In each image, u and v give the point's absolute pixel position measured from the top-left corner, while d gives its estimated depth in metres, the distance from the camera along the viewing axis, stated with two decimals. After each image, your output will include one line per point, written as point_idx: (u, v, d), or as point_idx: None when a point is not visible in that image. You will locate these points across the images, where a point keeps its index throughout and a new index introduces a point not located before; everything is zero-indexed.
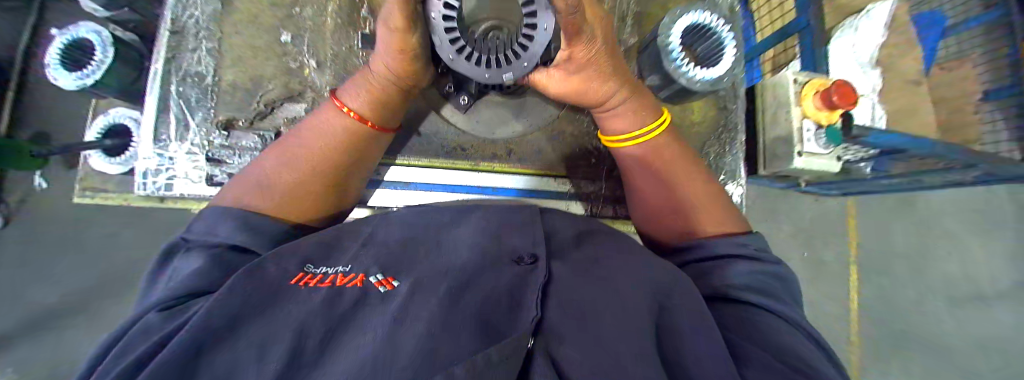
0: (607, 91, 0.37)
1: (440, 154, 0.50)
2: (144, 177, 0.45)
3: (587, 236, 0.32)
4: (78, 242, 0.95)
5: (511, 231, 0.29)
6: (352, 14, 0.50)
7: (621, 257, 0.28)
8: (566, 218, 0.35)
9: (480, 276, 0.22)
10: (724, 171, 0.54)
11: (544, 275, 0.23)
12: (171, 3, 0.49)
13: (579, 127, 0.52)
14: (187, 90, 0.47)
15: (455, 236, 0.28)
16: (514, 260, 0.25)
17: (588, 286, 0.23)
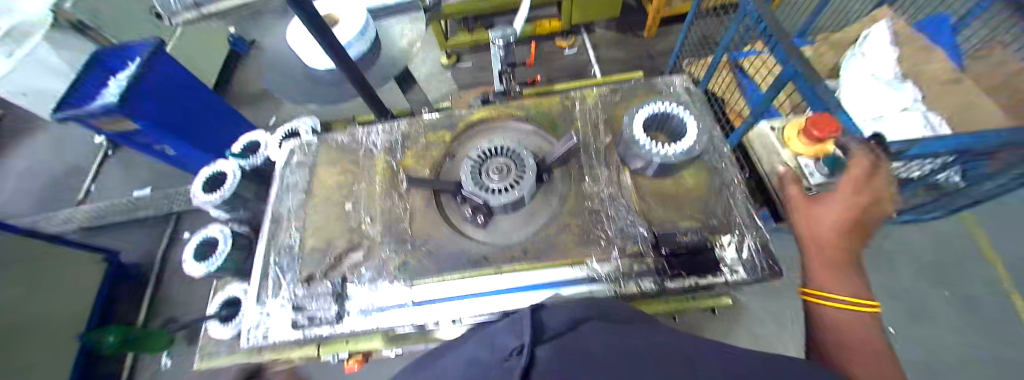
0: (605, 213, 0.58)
1: (467, 266, 0.56)
2: (248, 333, 0.55)
3: (579, 323, 0.35)
4: None
5: (505, 332, 0.33)
6: (393, 179, 0.68)
7: (610, 346, 0.30)
8: (561, 310, 0.38)
9: (475, 377, 0.25)
10: (738, 223, 0.54)
11: (527, 359, 0.26)
12: (274, 202, 0.70)
13: (582, 216, 0.58)
14: (281, 259, 0.62)
15: (460, 348, 0.32)
16: (505, 355, 0.28)
17: (575, 370, 0.25)
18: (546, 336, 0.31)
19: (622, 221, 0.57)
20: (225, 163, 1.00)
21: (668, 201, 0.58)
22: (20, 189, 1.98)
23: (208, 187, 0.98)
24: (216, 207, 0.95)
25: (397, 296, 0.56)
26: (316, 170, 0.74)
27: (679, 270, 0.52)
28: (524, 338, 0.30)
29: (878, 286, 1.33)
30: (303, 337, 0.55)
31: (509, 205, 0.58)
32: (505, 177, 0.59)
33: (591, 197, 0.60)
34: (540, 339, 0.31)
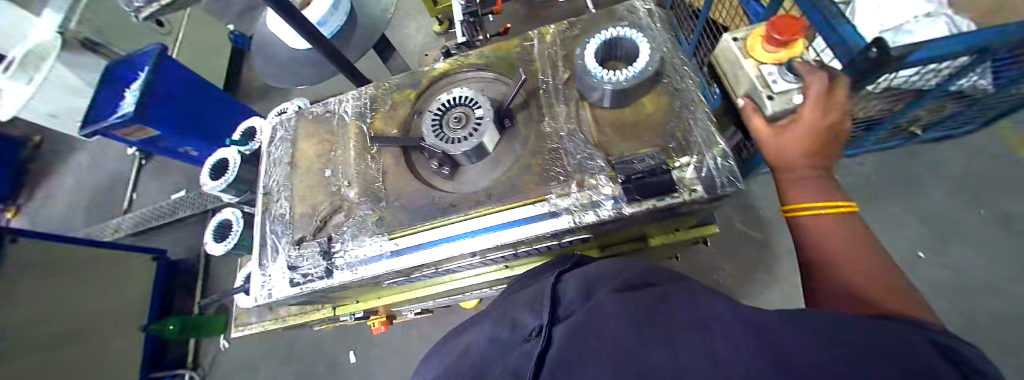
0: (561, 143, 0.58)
1: (436, 214, 0.60)
2: (259, 292, 0.64)
3: (586, 289, 0.46)
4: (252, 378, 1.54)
5: (531, 316, 0.47)
6: (365, 143, 0.70)
7: (610, 313, 0.37)
8: (576, 282, 0.49)
9: (511, 358, 0.41)
10: (697, 144, 0.53)
11: (542, 340, 0.39)
12: (265, 179, 0.76)
13: (542, 156, 0.59)
14: (274, 227, 0.68)
15: (495, 328, 0.49)
16: (528, 336, 0.43)
17: (573, 342, 0.35)
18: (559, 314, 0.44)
19: (579, 155, 0.57)
20: (227, 150, 1.07)
21: (627, 131, 0.57)
22: (74, 201, 2.21)
23: (214, 174, 1.06)
24: (224, 192, 1.03)
25: (376, 247, 0.60)
26: (297, 144, 0.78)
27: (635, 194, 0.53)
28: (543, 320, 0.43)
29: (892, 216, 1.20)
30: (302, 292, 0.62)
31: (467, 153, 0.58)
32: (464, 126, 0.60)
33: (549, 136, 0.60)
34: (553, 317, 0.44)
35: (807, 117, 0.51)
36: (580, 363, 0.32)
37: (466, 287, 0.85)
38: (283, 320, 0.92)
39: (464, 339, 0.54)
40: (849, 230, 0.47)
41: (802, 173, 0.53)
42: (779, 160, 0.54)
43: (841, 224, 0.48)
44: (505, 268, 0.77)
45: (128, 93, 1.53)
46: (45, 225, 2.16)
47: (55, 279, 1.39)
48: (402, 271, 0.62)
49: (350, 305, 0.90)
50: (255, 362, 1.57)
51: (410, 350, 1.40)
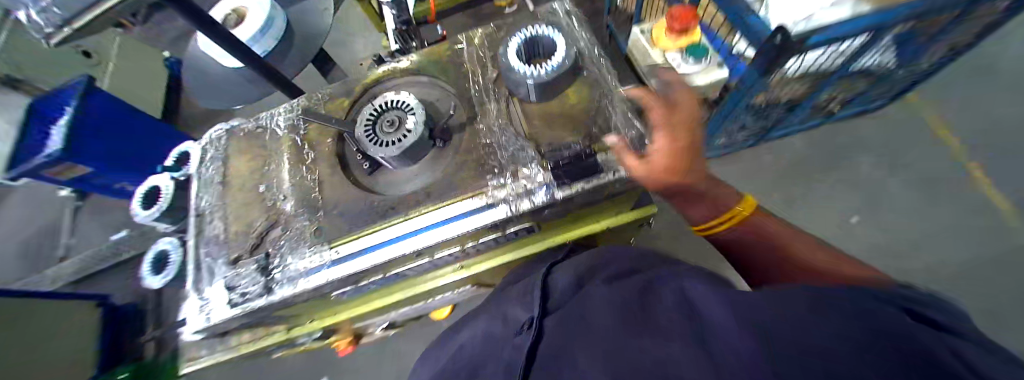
0: (491, 143, 0.61)
1: (378, 218, 0.60)
2: (193, 319, 0.60)
3: (578, 278, 0.45)
4: None
5: (521, 309, 0.45)
6: (300, 154, 0.69)
7: (603, 302, 0.35)
8: (568, 272, 0.48)
9: (503, 353, 0.39)
10: (617, 128, 0.57)
11: (533, 331, 0.38)
12: (196, 202, 0.72)
13: (477, 151, 0.61)
14: (207, 249, 0.65)
15: (488, 325, 0.48)
16: (520, 330, 0.41)
17: (566, 334, 0.34)
18: (551, 305, 0.43)
19: (512, 148, 0.59)
20: (159, 178, 0.99)
21: (555, 121, 0.60)
22: None
23: (145, 204, 0.98)
24: (156, 222, 0.96)
25: (317, 258, 0.59)
26: (229, 163, 0.74)
27: (564, 179, 0.55)
28: (534, 313, 0.41)
29: (824, 190, 1.21)
30: (240, 313, 0.59)
31: (397, 157, 0.59)
32: (397, 129, 0.60)
33: (483, 132, 0.62)
34: (546, 309, 0.42)
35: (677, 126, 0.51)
36: (576, 356, 0.31)
37: (426, 294, 0.85)
38: (233, 350, 0.87)
39: (458, 339, 0.52)
40: (753, 226, 0.50)
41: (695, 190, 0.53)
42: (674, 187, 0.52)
43: (748, 226, 0.50)
44: (460, 269, 0.78)
45: (55, 130, 1.38)
46: None
47: None
48: (347, 280, 0.61)
49: (304, 326, 0.87)
50: None
51: (386, 368, 1.34)
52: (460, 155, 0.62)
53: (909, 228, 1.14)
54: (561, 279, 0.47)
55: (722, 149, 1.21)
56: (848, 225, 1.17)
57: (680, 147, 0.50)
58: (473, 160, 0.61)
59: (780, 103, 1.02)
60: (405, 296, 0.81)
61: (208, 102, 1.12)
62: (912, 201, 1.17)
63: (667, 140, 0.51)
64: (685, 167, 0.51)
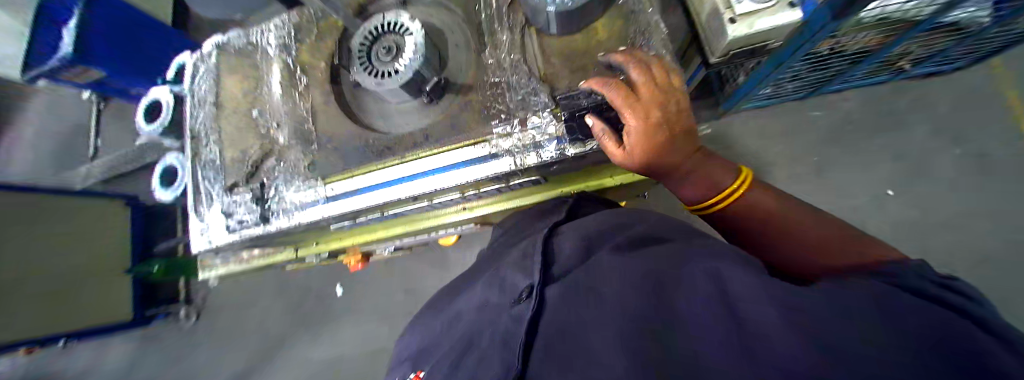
0: (500, 83, 0.53)
1: (373, 158, 0.56)
2: (199, 239, 0.63)
3: (584, 243, 0.40)
4: (214, 320, 1.53)
5: (517, 272, 0.40)
6: (292, 80, 0.63)
7: (619, 273, 0.31)
8: (571, 234, 0.42)
9: (498, 322, 0.35)
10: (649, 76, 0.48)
11: (533, 301, 0.34)
12: (192, 123, 0.69)
13: (483, 92, 0.54)
14: (205, 173, 0.64)
15: (481, 293, 0.42)
16: (517, 299, 0.36)
17: (579, 309, 0.30)
18: (554, 272, 0.38)
19: (523, 90, 0.52)
20: (159, 91, 0.96)
21: (577, 61, 0.51)
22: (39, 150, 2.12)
23: (150, 118, 0.97)
24: (163, 137, 0.95)
25: (312, 192, 0.57)
26: (221, 82, 0.69)
27: (577, 134, 0.48)
28: (533, 279, 0.36)
29: (873, 164, 1.03)
30: (240, 238, 0.61)
31: (388, 87, 0.52)
32: (393, 57, 0.52)
33: (491, 68, 0.54)
34: (548, 277, 0.37)
35: (642, 94, 0.40)
36: (593, 338, 0.27)
37: (428, 229, 0.83)
38: (248, 262, 0.94)
39: (452, 310, 0.46)
40: (755, 204, 0.42)
41: (681, 171, 0.44)
42: (658, 168, 0.43)
43: (743, 206, 0.43)
44: (464, 211, 0.74)
45: (66, 32, 1.33)
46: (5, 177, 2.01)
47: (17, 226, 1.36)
48: (343, 217, 0.59)
49: (310, 247, 0.90)
50: (221, 305, 1.55)
51: (394, 285, 1.32)
52: (468, 96, 0.55)
53: (952, 219, 0.98)
54: (566, 243, 0.41)
55: (764, 101, 0.99)
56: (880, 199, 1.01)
57: (658, 128, 0.40)
58: (479, 101, 0.54)
59: (843, 56, 0.76)
60: (405, 229, 0.80)
61: None
62: (982, 187, 0.98)
63: (636, 120, 0.40)
64: (667, 150, 0.41)
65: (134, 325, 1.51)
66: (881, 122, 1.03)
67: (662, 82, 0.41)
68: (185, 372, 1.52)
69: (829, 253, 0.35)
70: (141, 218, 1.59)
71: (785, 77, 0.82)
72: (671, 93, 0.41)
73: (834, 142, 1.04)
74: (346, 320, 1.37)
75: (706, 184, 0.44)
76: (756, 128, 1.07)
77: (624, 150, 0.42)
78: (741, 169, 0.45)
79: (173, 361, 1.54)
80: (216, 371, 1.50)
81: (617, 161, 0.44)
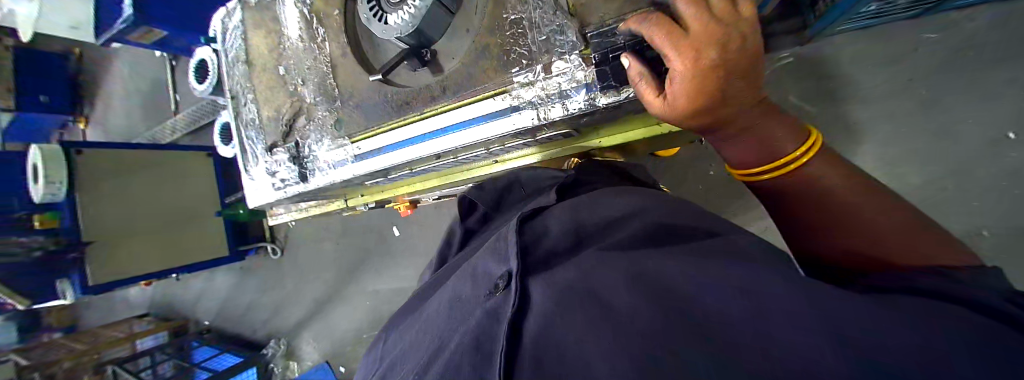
0: (519, 21, 0.46)
1: (393, 114, 0.54)
2: (254, 195, 0.71)
3: (570, 228, 0.37)
4: (295, 256, 1.82)
5: (491, 259, 0.37)
6: (310, 31, 0.61)
7: (616, 275, 0.26)
8: (562, 211, 0.39)
9: (472, 316, 0.32)
10: None
11: (511, 292, 0.30)
12: (232, 84, 0.72)
13: (502, 33, 0.47)
14: (250, 133, 0.69)
15: (456, 283, 0.39)
16: (494, 289, 0.33)
17: (574, 313, 0.24)
18: (533, 260, 0.34)
19: (547, 28, 0.44)
20: (203, 51, 1.01)
21: None
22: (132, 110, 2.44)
23: (200, 77, 1.04)
24: (214, 96, 1.02)
25: (341, 151, 0.59)
26: (248, 38, 0.70)
27: (610, 81, 0.40)
28: (511, 266, 0.33)
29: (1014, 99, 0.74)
30: (286, 195, 0.67)
31: (396, 29, 0.47)
32: (401, 0, 0.47)
33: (510, 2, 0.46)
34: (527, 264, 0.34)
35: (695, 28, 0.32)
36: (582, 339, 0.22)
37: (465, 181, 0.79)
38: (307, 211, 1.05)
39: (432, 300, 0.42)
40: (815, 177, 0.35)
41: (730, 131, 0.37)
42: (704, 123, 0.36)
43: (805, 175, 0.36)
44: (497, 164, 0.69)
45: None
46: (112, 134, 2.36)
47: (117, 178, 1.58)
48: (372, 175, 0.61)
49: (357, 198, 0.95)
50: (298, 244, 1.82)
51: (442, 227, 1.42)
52: (484, 37, 0.48)
53: None
54: (550, 225, 0.38)
55: (864, 21, 0.74)
56: (996, 148, 0.77)
57: (711, 74, 0.32)
58: (497, 42, 0.47)
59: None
60: (441, 181, 0.78)
61: None
62: None
63: (683, 63, 0.33)
64: (719, 100, 0.34)
65: (233, 259, 1.84)
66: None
67: (724, 13, 0.32)
68: (282, 293, 1.88)
69: (898, 243, 0.30)
70: (220, 169, 1.83)
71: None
72: (735, 27, 0.32)
73: (960, 69, 0.78)
74: (402, 255, 1.53)
75: (763, 146, 0.37)
76: (846, 57, 0.85)
77: (663, 99, 0.36)
78: (811, 132, 0.36)
79: (273, 286, 1.91)
80: (303, 294, 1.81)
81: (653, 111, 0.38)
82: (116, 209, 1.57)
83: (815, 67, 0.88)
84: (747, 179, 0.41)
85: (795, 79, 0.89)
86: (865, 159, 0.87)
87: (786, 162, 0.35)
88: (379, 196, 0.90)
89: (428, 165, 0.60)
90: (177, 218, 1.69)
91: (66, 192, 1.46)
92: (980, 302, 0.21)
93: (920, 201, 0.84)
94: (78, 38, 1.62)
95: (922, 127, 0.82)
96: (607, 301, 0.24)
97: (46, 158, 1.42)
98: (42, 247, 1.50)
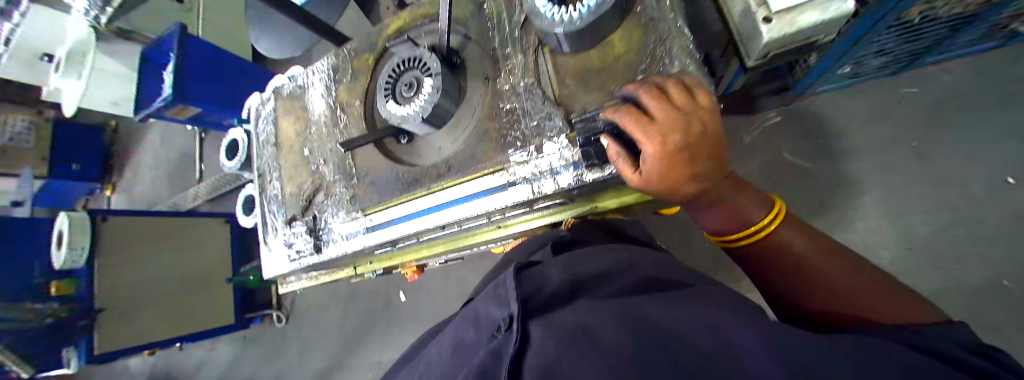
0: (511, 111, 0.53)
1: (403, 190, 0.60)
2: (268, 267, 0.75)
3: (570, 275, 0.40)
4: (301, 320, 1.79)
5: (494, 305, 0.41)
6: (334, 119, 0.70)
7: (610, 315, 0.29)
8: (560, 262, 0.43)
9: (474, 356, 0.34)
10: (673, 72, 0.44)
11: (514, 332, 0.33)
12: (260, 165, 0.81)
13: (499, 120, 0.54)
14: (272, 208, 0.75)
15: (459, 330, 0.42)
16: (498, 331, 0.35)
17: (571, 345, 0.26)
18: (532, 305, 0.38)
19: (538, 116, 0.51)
20: (235, 131, 1.13)
21: (591, 79, 0.49)
22: None
23: (230, 155, 1.15)
24: (241, 171, 1.11)
25: (355, 223, 0.64)
26: (278, 124, 0.79)
27: (594, 160, 0.45)
28: (513, 310, 0.36)
29: (980, 147, 0.82)
30: (300, 266, 0.71)
31: (403, 118, 0.56)
32: (414, 93, 0.56)
33: (506, 94, 0.54)
34: (527, 310, 0.37)
35: (659, 117, 0.38)
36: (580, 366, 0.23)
37: (471, 245, 0.82)
38: (316, 278, 1.07)
39: (430, 349, 0.45)
40: (782, 242, 0.41)
41: (700, 200, 0.42)
42: (676, 193, 0.41)
43: (774, 242, 0.41)
44: (499, 229, 0.72)
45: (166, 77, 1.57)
46: (136, 200, 2.49)
47: (139, 243, 1.65)
48: (382, 245, 0.65)
49: (366, 265, 0.96)
50: (304, 308, 1.80)
51: (450, 287, 1.42)
52: (483, 122, 0.56)
53: None
54: (549, 276, 0.42)
55: (844, 80, 0.86)
56: (984, 192, 0.81)
57: (677, 156, 0.37)
58: (493, 126, 0.55)
59: (939, 22, 0.63)
60: (446, 247, 0.81)
61: (280, 50, 1.48)
62: None
63: (654, 145, 0.38)
64: (687, 176, 0.39)
65: (237, 327, 1.81)
66: (1016, 87, 0.80)
67: (684, 104, 0.38)
68: (282, 364, 1.80)
69: (864, 304, 0.34)
70: (236, 233, 1.90)
71: (868, 52, 0.70)
72: (696, 115, 0.38)
73: (937, 120, 0.85)
74: (408, 321, 1.49)
75: (733, 217, 0.42)
76: (815, 114, 0.95)
77: (640, 174, 0.41)
78: (774, 203, 0.42)
79: (275, 354, 1.84)
80: (305, 363, 1.74)
81: (632, 184, 0.42)
82: (134, 274, 1.62)
83: (804, 124, 0.96)
84: (728, 245, 0.46)
85: (778, 133, 0.97)
86: (858, 205, 0.90)
87: (755, 231, 0.41)
88: (386, 263, 0.93)
89: (434, 233, 0.64)
90: (188, 282, 1.72)
91: (85, 259, 1.51)
92: (956, 357, 0.24)
93: (932, 248, 0.84)
94: (116, 112, 1.78)
95: (917, 175, 0.86)
96: (600, 335, 0.26)
97: (72, 224, 1.49)
98: (55, 314, 1.45)
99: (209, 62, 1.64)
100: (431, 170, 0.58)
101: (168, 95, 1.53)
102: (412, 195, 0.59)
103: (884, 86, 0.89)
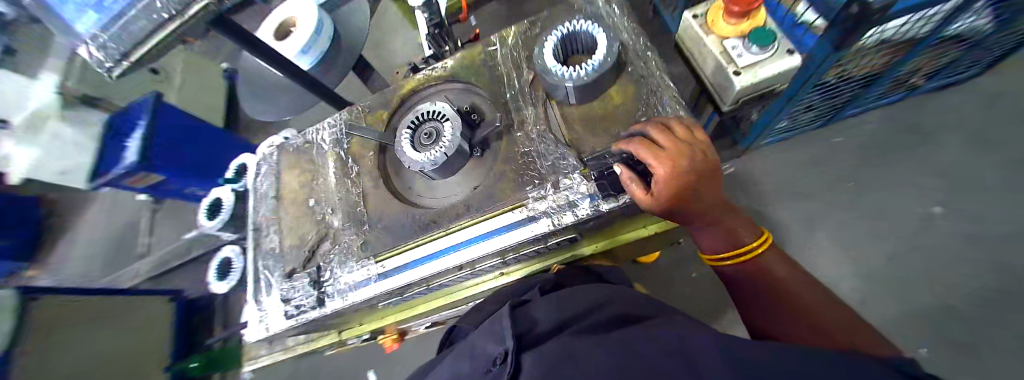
0: (526, 153, 0.58)
1: (420, 231, 0.60)
2: (257, 328, 0.66)
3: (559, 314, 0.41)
4: None
5: (489, 341, 0.40)
6: (343, 168, 0.72)
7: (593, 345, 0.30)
8: (547, 302, 0.44)
9: None
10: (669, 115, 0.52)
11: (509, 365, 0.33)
12: (255, 216, 0.77)
13: (515, 163, 0.59)
14: (267, 263, 0.70)
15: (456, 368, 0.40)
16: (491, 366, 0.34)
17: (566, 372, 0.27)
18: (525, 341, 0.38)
19: (552, 157, 0.56)
20: (219, 190, 1.09)
21: (598, 124, 0.56)
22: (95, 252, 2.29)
23: (210, 214, 1.08)
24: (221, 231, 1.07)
25: (364, 271, 0.61)
26: (281, 178, 0.79)
27: (609, 190, 0.50)
28: (508, 345, 0.36)
29: (903, 181, 0.98)
30: (297, 323, 0.64)
31: (417, 160, 0.58)
32: (433, 142, 0.59)
33: (520, 140, 0.60)
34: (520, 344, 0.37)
35: (666, 146, 0.44)
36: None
37: (474, 296, 0.79)
38: (293, 349, 0.96)
39: None
40: (766, 267, 0.48)
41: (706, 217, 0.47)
42: (684, 214, 0.47)
43: (760, 262, 0.49)
44: (502, 275, 0.73)
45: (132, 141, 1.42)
46: (65, 278, 2.16)
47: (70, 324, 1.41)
48: (393, 292, 0.62)
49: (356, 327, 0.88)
50: None
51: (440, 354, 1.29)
52: (502, 164, 0.59)
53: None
54: (539, 316, 0.43)
55: (781, 134, 1.03)
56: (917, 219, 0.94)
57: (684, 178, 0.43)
58: (510, 166, 0.59)
59: (851, 80, 0.80)
60: (449, 298, 0.78)
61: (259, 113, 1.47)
62: None
63: (664, 168, 0.43)
64: (689, 197, 0.45)
65: None
66: (915, 132, 1.01)
67: (685, 138, 0.45)
68: None
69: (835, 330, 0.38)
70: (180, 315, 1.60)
71: (802, 106, 0.85)
72: (696, 147, 0.45)
73: (870, 157, 1.02)
74: None
75: (729, 237, 0.50)
76: (768, 158, 1.10)
77: (652, 196, 0.45)
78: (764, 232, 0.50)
79: None
80: None
81: (643, 204, 0.46)
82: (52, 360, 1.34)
83: (761, 166, 1.10)
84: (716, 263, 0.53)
85: (742, 175, 1.11)
86: (824, 236, 1.00)
87: (742, 255, 0.49)
88: (381, 324, 0.85)
89: (445, 278, 0.63)
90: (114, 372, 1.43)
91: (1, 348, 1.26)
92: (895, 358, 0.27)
93: (895, 273, 0.92)
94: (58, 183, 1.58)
95: (873, 203, 0.98)
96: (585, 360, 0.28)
97: None
98: None
99: (183, 128, 1.53)
100: (448, 210, 0.59)
101: (132, 163, 1.39)
102: (427, 238, 0.58)
103: (819, 135, 1.07)
